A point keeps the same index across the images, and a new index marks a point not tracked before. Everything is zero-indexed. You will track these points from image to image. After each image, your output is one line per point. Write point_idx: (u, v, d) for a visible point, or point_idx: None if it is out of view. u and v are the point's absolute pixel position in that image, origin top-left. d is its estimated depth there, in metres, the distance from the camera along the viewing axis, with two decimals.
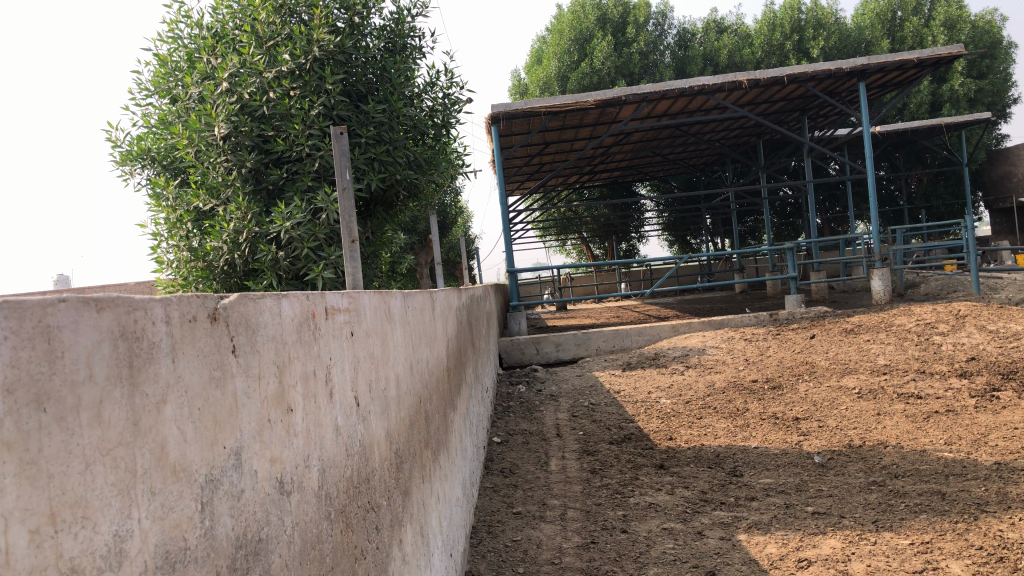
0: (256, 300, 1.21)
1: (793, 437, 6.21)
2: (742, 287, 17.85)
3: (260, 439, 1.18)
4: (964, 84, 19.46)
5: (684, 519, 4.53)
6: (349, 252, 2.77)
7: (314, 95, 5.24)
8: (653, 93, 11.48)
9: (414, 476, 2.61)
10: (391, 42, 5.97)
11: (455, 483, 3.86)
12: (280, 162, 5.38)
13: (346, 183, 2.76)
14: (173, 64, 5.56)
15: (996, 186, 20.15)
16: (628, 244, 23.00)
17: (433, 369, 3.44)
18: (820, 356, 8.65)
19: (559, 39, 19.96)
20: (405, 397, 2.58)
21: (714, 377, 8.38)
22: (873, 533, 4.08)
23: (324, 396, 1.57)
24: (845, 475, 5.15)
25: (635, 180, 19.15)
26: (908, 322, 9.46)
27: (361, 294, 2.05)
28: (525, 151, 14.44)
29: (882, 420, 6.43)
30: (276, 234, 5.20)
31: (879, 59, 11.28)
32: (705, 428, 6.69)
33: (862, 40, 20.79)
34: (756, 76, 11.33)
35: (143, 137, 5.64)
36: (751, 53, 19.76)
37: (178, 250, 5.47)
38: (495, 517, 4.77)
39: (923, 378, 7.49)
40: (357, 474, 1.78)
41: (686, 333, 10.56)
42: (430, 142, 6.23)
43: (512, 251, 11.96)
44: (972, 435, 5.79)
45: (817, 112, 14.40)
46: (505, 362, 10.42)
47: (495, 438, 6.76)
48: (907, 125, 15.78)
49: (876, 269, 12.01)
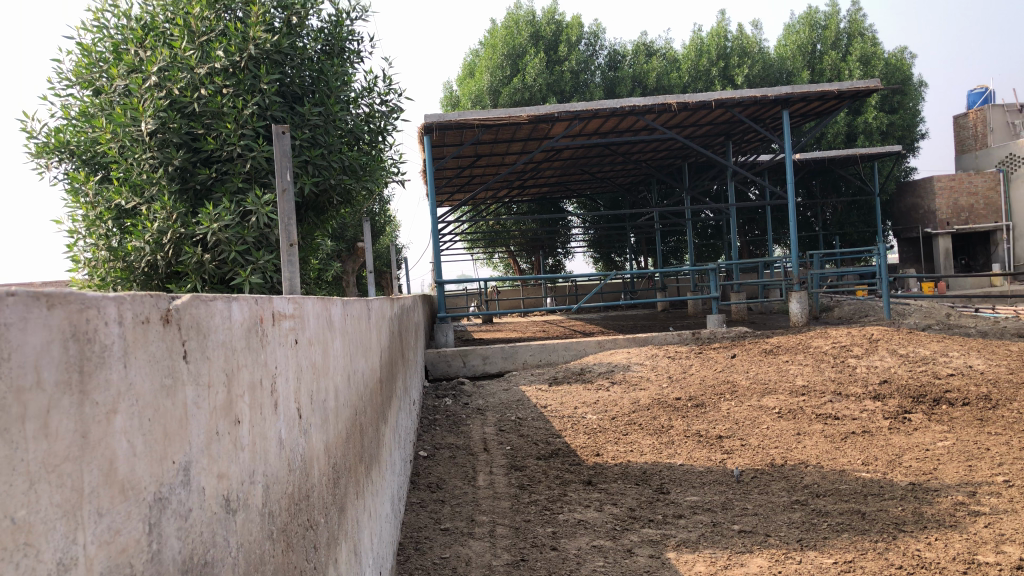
0: (207, 302, 1.12)
1: (717, 455, 6.30)
2: (664, 305, 18.16)
3: (208, 453, 1.09)
4: (877, 118, 20.30)
5: (613, 536, 4.53)
6: (287, 257, 2.66)
7: (248, 94, 5.09)
8: (585, 111, 11.58)
9: (349, 491, 2.52)
10: (329, 45, 5.85)
11: (385, 497, 3.76)
12: (208, 162, 5.19)
13: (287, 186, 2.65)
14: (97, 54, 5.29)
15: (904, 216, 21.05)
16: (554, 260, 23.16)
17: (367, 381, 3.34)
18: (741, 375, 8.82)
19: (492, 53, 20.04)
20: (343, 409, 2.48)
21: (640, 394, 8.45)
22: (798, 552, 4.14)
23: (270, 408, 1.48)
24: (768, 494, 5.23)
25: (563, 197, 19.29)
26: (824, 344, 9.75)
27: (306, 300, 1.96)
28: (456, 163, 14.38)
29: (802, 440, 6.58)
30: (202, 236, 5.00)
31: (802, 89, 11.64)
32: (631, 444, 6.73)
33: (784, 70, 21.52)
34: (685, 99, 11.55)
35: (62, 129, 5.33)
36: (679, 77, 20.13)
37: (96, 248, 5.20)
38: (422, 533, 4.67)
39: (839, 400, 7.71)
40: (298, 491, 1.69)
41: (611, 349, 10.65)
42: (365, 148, 6.13)
43: (440, 262, 11.85)
44: (888, 455, 5.97)
45: (742, 138, 14.78)
46: (431, 374, 10.30)
47: (422, 451, 6.65)
48: (826, 154, 16.34)
49: (794, 292, 12.34)
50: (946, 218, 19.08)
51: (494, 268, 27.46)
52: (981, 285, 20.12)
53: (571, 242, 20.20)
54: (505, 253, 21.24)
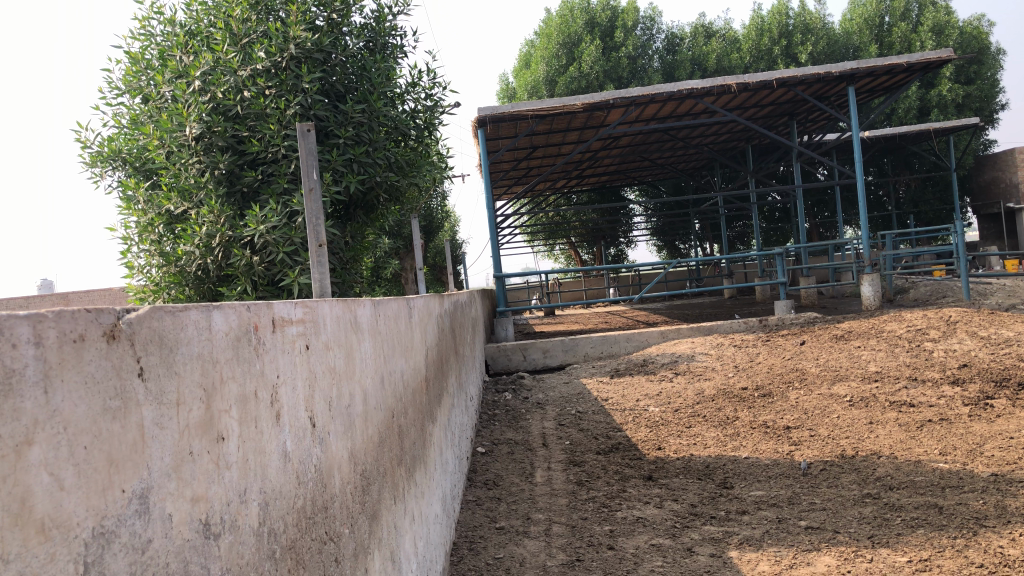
0: (174, 313, 1.04)
1: (784, 447, 6.06)
2: (730, 293, 17.74)
3: (177, 476, 1.00)
4: (952, 90, 19.45)
5: (673, 534, 4.37)
6: (316, 257, 2.60)
7: (290, 94, 5.08)
8: (642, 96, 11.33)
9: (384, 497, 2.44)
10: (371, 41, 5.80)
11: (434, 498, 3.68)
12: (255, 164, 5.21)
13: (314, 185, 2.59)
14: (145, 62, 5.37)
15: (984, 191, 20.12)
16: (616, 250, 22.90)
17: (409, 380, 3.27)
18: (810, 363, 8.51)
19: (547, 43, 19.87)
20: (375, 412, 2.41)
21: (704, 384, 8.23)
22: (869, 549, 3.92)
23: (270, 419, 1.40)
24: (838, 488, 5.00)
25: (623, 185, 19.02)
26: (899, 328, 9.35)
27: (322, 303, 1.88)
28: (512, 155, 14.30)
29: (875, 429, 6.29)
30: (251, 239, 5.02)
31: (868, 63, 11.16)
32: (694, 437, 6.55)
33: (850, 45, 20.77)
34: (745, 80, 11.21)
35: (114, 137, 5.44)
36: (740, 58, 19.64)
37: (150, 255, 5.27)
38: (477, 532, 4.59)
39: (915, 386, 7.35)
40: (311, 505, 1.61)
41: (675, 339, 10.42)
42: (412, 144, 6.08)
43: (498, 256, 11.78)
44: (968, 445, 5.66)
45: (806, 117, 14.31)
46: (492, 369, 10.24)
47: (480, 448, 6.59)
48: (896, 131, 15.68)
49: (866, 275, 11.87)
50: None
51: (557, 260, 27.38)
52: None
53: (633, 231, 19.90)
54: (566, 244, 21.11)
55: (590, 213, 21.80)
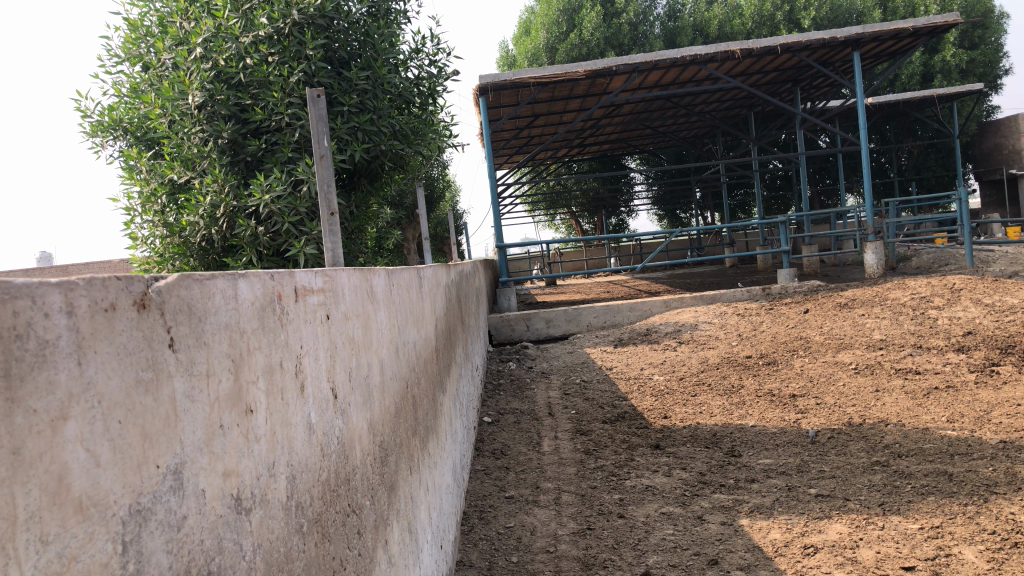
0: (202, 281, 1.00)
1: (790, 415, 6.05)
2: (732, 262, 17.68)
3: (209, 450, 0.97)
4: (956, 55, 19.27)
5: (683, 503, 4.37)
6: (328, 226, 2.55)
7: (293, 62, 5.00)
8: (645, 63, 11.19)
9: (401, 467, 2.42)
10: (375, 7, 5.68)
11: (445, 468, 3.67)
12: (258, 132, 5.14)
13: (325, 152, 2.53)
14: (144, 28, 5.27)
15: (987, 158, 19.99)
16: (617, 219, 22.82)
17: (421, 351, 3.24)
18: (814, 331, 8.49)
19: (547, 10, 19.63)
20: (391, 383, 2.38)
21: (708, 353, 8.22)
22: (881, 517, 3.92)
23: (295, 389, 1.37)
24: (846, 455, 4.99)
25: (624, 154, 18.89)
26: (903, 296, 9.32)
27: (340, 273, 1.84)
28: (514, 124, 14.18)
29: (881, 397, 6.28)
30: (255, 208, 4.97)
31: (874, 28, 11.03)
32: (700, 406, 6.54)
33: (853, 10, 20.54)
34: (749, 46, 11.07)
35: (115, 107, 5.35)
36: (742, 24, 19.43)
37: (154, 225, 5.22)
38: (486, 502, 4.59)
39: (920, 354, 7.34)
40: (335, 477, 1.58)
41: (677, 309, 10.38)
42: (416, 112, 6.00)
43: (500, 225, 11.71)
44: (975, 412, 5.65)
45: (810, 83, 14.16)
46: (495, 339, 10.22)
47: (486, 417, 6.58)
48: (900, 97, 15.51)
49: (869, 243, 11.80)
50: None
51: (558, 229, 27.30)
52: None
53: (634, 200, 19.81)
54: (567, 214, 21.02)
55: (591, 182, 21.68)
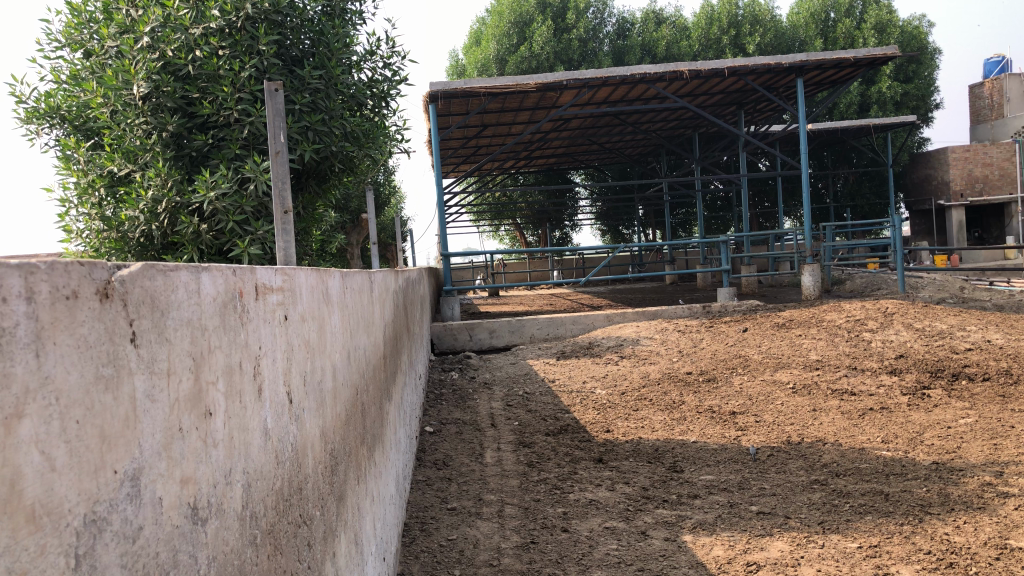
0: (166, 273, 0.93)
1: (731, 432, 6.11)
2: (673, 279, 17.89)
3: (168, 455, 0.90)
4: (891, 87, 19.94)
5: (627, 517, 4.36)
6: (282, 224, 2.47)
7: (245, 56, 4.88)
8: (595, 79, 11.26)
9: (349, 477, 2.33)
10: (330, 6, 5.59)
11: (389, 479, 3.58)
12: (205, 127, 4.99)
13: (281, 148, 2.45)
14: (88, 14, 5.08)
15: (917, 188, 20.69)
16: (561, 232, 22.92)
17: (370, 357, 3.15)
18: (753, 350, 8.62)
19: (499, 21, 19.68)
20: (342, 390, 2.30)
21: (650, 368, 8.27)
22: (820, 535, 3.97)
23: (253, 393, 1.29)
24: (786, 473, 5.05)
25: (571, 168, 18.99)
26: (838, 318, 9.54)
27: (298, 272, 1.76)
28: (462, 133, 14.13)
29: (818, 416, 6.39)
30: (199, 205, 4.82)
31: (817, 56, 11.31)
32: (642, 420, 6.56)
33: (796, 38, 21.09)
34: (697, 67, 11.23)
35: (52, 94, 5.13)
36: (689, 46, 19.81)
37: (90, 218, 5.02)
38: (428, 513, 4.51)
39: (854, 375, 7.51)
40: (287, 486, 1.50)
41: (620, 323, 10.43)
42: (368, 114, 5.91)
43: (445, 234, 11.62)
44: (908, 433, 5.79)
45: (754, 107, 14.47)
46: (437, 348, 10.13)
47: (427, 427, 6.49)
48: (839, 125, 15.94)
49: (807, 265, 12.06)
50: (960, 189, 18.77)
51: (501, 240, 27.31)
52: (993, 257, 19.78)
53: (578, 214, 19.92)
54: (512, 225, 21.06)
55: (536, 194, 21.76)
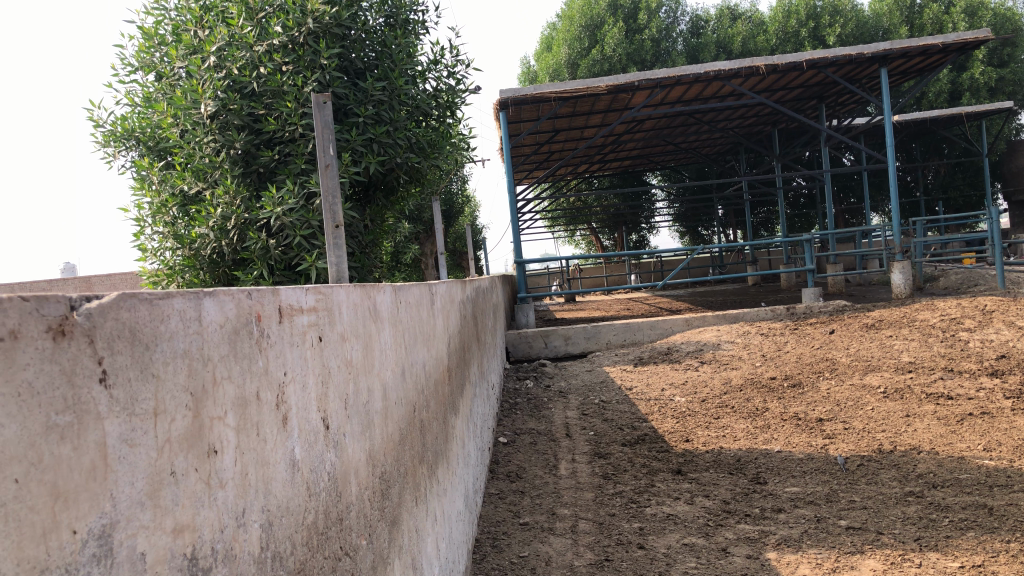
0: (153, 301, 0.85)
1: (817, 441, 5.81)
2: (755, 280, 17.35)
3: (154, 505, 0.81)
4: (984, 73, 18.98)
5: (706, 533, 4.16)
6: (333, 239, 2.41)
7: (308, 71, 4.92)
8: (667, 78, 10.99)
9: (405, 499, 2.24)
10: (392, 17, 5.59)
11: (456, 494, 3.49)
12: (271, 143, 5.05)
13: (330, 160, 2.39)
14: (159, 37, 5.19)
15: (1016, 177, 19.59)
16: (638, 235, 22.59)
17: (432, 371, 3.07)
18: (840, 352, 8.24)
19: (569, 26, 19.55)
20: (395, 409, 2.21)
21: (731, 374, 7.98)
22: (917, 553, 3.70)
23: (275, 423, 1.20)
24: (878, 485, 4.76)
25: (646, 170, 18.68)
26: (932, 317, 9.04)
27: (337, 289, 1.68)
28: (534, 139, 14.06)
29: (912, 423, 6.03)
30: (267, 221, 4.85)
31: (902, 44, 10.77)
32: (723, 429, 6.31)
33: (879, 27, 20.29)
34: (774, 61, 10.86)
35: (127, 116, 5.26)
36: (766, 41, 19.28)
37: (163, 237, 5.10)
38: (500, 528, 4.41)
39: (951, 377, 7.08)
40: (323, 519, 1.40)
41: (699, 327, 10.14)
42: (434, 125, 5.88)
43: (518, 241, 11.51)
44: (1013, 440, 5.40)
45: (835, 100, 13.94)
46: (512, 356, 10.03)
47: (501, 438, 6.39)
48: (927, 115, 15.21)
49: (897, 263, 11.49)
50: None
51: (578, 245, 27.11)
52: None
53: (655, 216, 19.56)
54: (587, 229, 20.89)
55: (611, 198, 21.49)
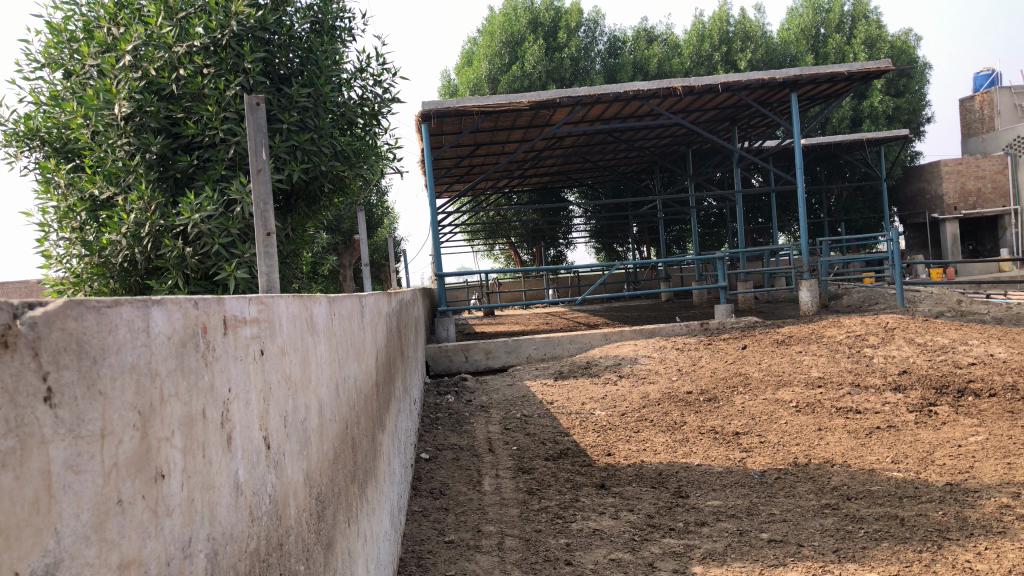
0: (100, 310, 0.77)
1: (735, 454, 5.92)
2: (668, 296, 17.71)
3: (100, 538, 0.72)
4: (883, 101, 19.94)
5: (632, 548, 4.17)
6: (264, 247, 2.31)
7: (230, 75, 4.77)
8: (588, 96, 11.12)
9: (339, 520, 2.15)
10: (319, 23, 5.48)
11: (382, 512, 3.39)
12: (189, 148, 4.86)
13: (263, 165, 2.28)
14: (69, 33, 4.90)
15: (911, 201, 20.60)
16: (555, 250, 22.78)
17: (362, 386, 2.99)
18: (753, 367, 8.44)
19: (490, 41, 19.63)
20: (330, 425, 2.12)
21: (649, 388, 8.07)
22: (836, 565, 3.78)
23: (220, 443, 1.11)
24: (796, 498, 4.86)
25: (564, 186, 18.85)
26: (839, 334, 9.36)
27: (278, 300, 1.60)
28: (455, 152, 14.02)
29: (824, 436, 6.21)
30: (183, 229, 4.65)
31: (811, 70, 11.18)
32: (644, 443, 6.37)
33: (787, 54, 21.10)
34: (690, 83, 11.10)
35: (32, 115, 4.95)
36: (681, 63, 19.74)
37: (71, 244, 4.83)
38: (425, 547, 4.31)
39: (858, 392, 7.34)
40: (265, 544, 1.32)
41: (618, 342, 10.25)
42: (359, 134, 5.79)
43: (438, 253, 11.42)
44: (918, 453, 5.61)
45: (747, 122, 14.38)
46: (432, 370, 9.92)
47: (423, 454, 6.28)
48: (832, 139, 15.83)
49: (805, 281, 11.87)
50: (954, 202, 18.64)
51: (495, 259, 27.17)
52: (988, 271, 19.62)
53: (572, 232, 19.75)
54: (506, 244, 20.92)
55: (530, 213, 21.62)
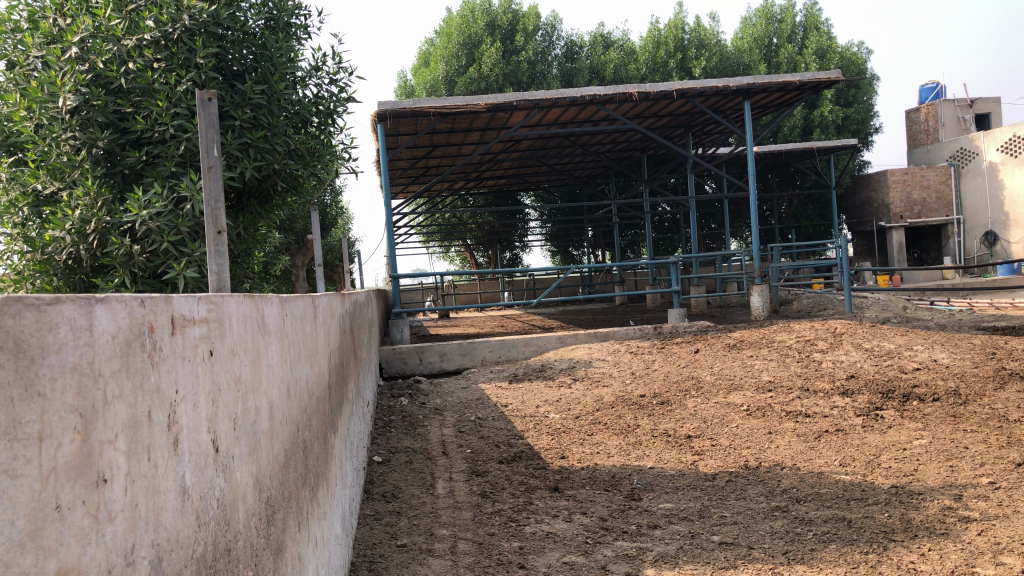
0: (39, 307, 0.74)
1: (687, 457, 5.97)
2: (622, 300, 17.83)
3: (36, 547, 0.69)
4: (833, 111, 20.36)
5: (585, 551, 4.17)
6: (214, 246, 2.26)
7: (181, 69, 4.69)
8: (545, 100, 11.13)
9: (289, 525, 2.11)
10: (273, 19, 5.40)
11: (334, 516, 3.34)
12: (138, 144, 4.77)
13: (214, 162, 2.23)
14: (12, 23, 4.74)
15: (859, 209, 21.07)
16: (511, 253, 22.77)
17: (314, 388, 2.95)
18: (705, 371, 8.53)
19: (447, 42, 19.56)
20: (280, 429, 2.08)
21: (603, 391, 8.10)
22: (785, 566, 3.83)
23: (166, 446, 1.08)
24: (746, 500, 4.92)
25: (520, 189, 18.87)
26: (789, 339, 9.51)
27: (228, 300, 1.56)
28: (411, 153, 13.93)
29: (774, 439, 6.30)
30: (131, 226, 4.55)
31: (764, 79, 11.34)
32: (597, 446, 6.39)
33: (741, 62, 21.42)
34: (646, 89, 11.18)
35: None
36: (637, 69, 19.86)
37: (12, 240, 4.67)
38: (376, 551, 4.26)
39: (808, 396, 7.46)
40: (212, 550, 1.28)
41: (572, 345, 10.28)
42: (314, 132, 5.72)
43: (393, 255, 11.33)
44: (865, 456, 5.72)
45: (701, 129, 14.55)
46: (386, 372, 9.84)
47: (376, 457, 6.22)
48: (783, 147, 16.09)
49: (756, 287, 12.03)
50: (900, 210, 19.10)
51: (451, 261, 27.07)
52: (932, 278, 20.14)
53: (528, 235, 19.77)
54: (462, 246, 20.84)
55: (486, 215, 21.58)
